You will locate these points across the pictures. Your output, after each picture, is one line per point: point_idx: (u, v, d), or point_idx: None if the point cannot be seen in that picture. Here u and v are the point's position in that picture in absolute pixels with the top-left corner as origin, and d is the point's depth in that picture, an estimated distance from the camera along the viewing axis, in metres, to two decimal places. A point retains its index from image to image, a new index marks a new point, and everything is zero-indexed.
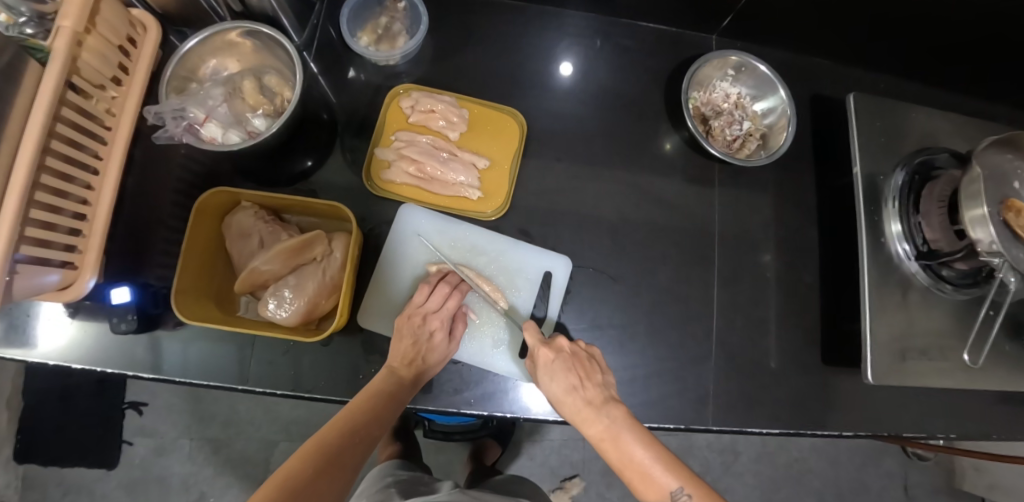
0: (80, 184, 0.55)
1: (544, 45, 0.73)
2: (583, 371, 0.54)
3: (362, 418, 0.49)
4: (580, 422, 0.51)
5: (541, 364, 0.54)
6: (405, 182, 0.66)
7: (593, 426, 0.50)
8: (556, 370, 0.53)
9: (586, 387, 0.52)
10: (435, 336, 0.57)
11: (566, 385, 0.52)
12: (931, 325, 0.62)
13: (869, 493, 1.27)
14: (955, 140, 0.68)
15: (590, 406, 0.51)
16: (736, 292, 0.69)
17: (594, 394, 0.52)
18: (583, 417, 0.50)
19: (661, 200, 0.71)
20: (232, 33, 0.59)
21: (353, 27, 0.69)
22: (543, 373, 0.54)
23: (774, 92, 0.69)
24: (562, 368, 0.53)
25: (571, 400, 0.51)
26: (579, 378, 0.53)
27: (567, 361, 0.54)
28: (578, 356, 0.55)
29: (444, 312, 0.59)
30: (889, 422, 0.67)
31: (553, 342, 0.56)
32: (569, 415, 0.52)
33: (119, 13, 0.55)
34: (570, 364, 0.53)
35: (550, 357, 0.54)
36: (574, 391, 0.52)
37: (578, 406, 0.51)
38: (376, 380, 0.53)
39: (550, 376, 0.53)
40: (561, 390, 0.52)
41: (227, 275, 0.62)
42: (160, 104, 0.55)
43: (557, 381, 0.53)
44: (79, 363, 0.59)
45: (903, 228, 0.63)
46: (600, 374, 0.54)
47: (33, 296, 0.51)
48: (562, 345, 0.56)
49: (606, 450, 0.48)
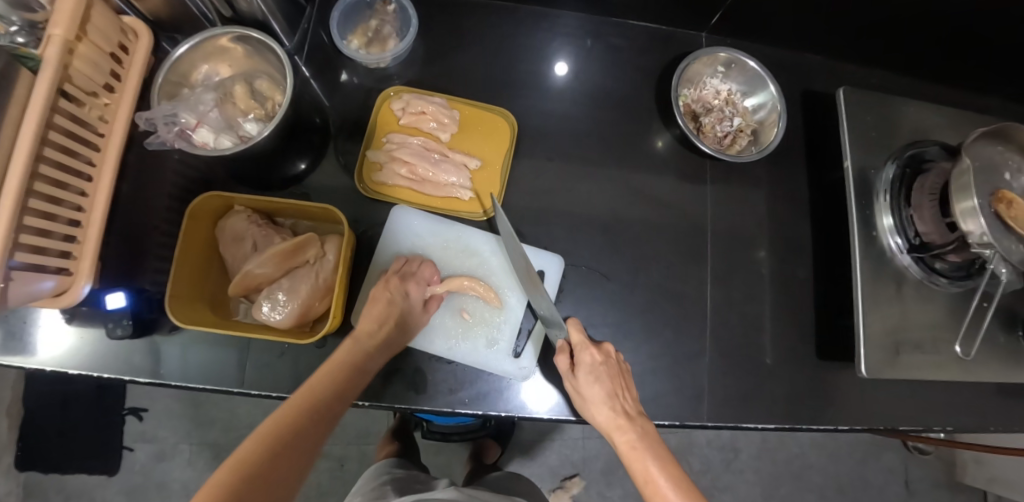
0: (75, 190, 0.55)
1: (534, 46, 0.74)
2: (621, 382, 0.57)
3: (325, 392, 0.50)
4: (611, 428, 0.55)
5: (586, 364, 0.56)
6: (397, 184, 0.67)
7: (623, 435, 0.55)
8: (603, 375, 0.55)
9: (623, 399, 0.56)
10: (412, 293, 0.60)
11: (610, 391, 0.55)
12: (925, 318, 0.62)
13: (871, 488, 1.27)
14: (946, 132, 0.68)
15: (625, 416, 0.55)
16: (730, 288, 0.70)
17: (629, 406, 0.57)
18: (618, 425, 0.55)
19: (653, 198, 0.71)
20: (223, 39, 0.60)
21: (343, 31, 0.69)
22: (587, 373, 0.56)
23: (764, 88, 0.69)
24: (607, 376, 0.56)
25: (611, 408, 0.55)
26: (620, 389, 0.56)
27: (611, 369, 0.57)
28: (619, 368, 0.58)
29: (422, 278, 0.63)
30: (885, 416, 0.67)
31: (600, 346, 0.59)
32: (601, 419, 0.55)
33: (110, 20, 0.55)
34: (613, 374, 0.56)
35: (598, 361, 0.56)
36: (616, 399, 0.55)
37: (613, 414, 0.55)
38: (340, 353, 0.54)
39: (592, 378, 0.55)
40: (602, 396, 0.54)
41: (222, 279, 0.63)
42: (151, 110, 0.56)
43: (600, 385, 0.55)
44: (76, 368, 0.59)
45: (895, 221, 0.64)
46: (633, 390, 0.58)
47: (29, 303, 0.51)
48: (609, 353, 0.58)
49: (631, 458, 0.54)
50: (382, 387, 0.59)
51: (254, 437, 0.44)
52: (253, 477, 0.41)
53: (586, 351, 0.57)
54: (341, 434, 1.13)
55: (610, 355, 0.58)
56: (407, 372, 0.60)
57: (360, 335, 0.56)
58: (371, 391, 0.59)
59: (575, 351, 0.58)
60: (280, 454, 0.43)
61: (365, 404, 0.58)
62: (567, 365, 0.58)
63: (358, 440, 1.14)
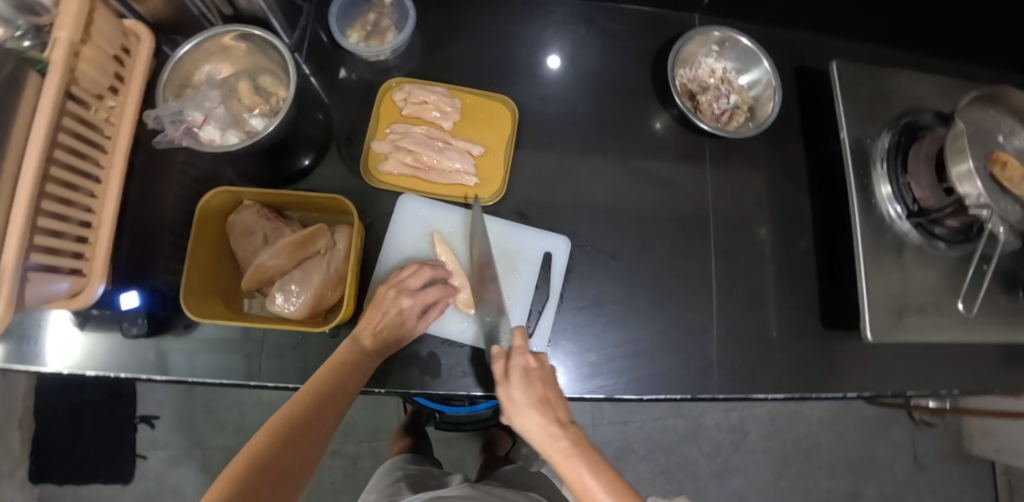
0: (84, 192, 0.56)
1: (530, 34, 0.75)
2: (554, 393, 0.53)
3: (333, 388, 0.51)
4: (541, 437, 0.49)
5: (519, 367, 0.53)
6: (403, 173, 0.67)
7: (558, 444, 0.48)
8: (537, 380, 0.52)
9: (557, 407, 0.51)
10: (406, 314, 0.58)
11: (538, 395, 0.51)
12: (925, 282, 0.63)
13: (879, 462, 1.28)
14: (940, 101, 0.69)
15: (558, 423, 0.49)
16: (734, 263, 0.71)
17: (563, 414, 0.51)
18: (550, 432, 0.49)
19: (654, 178, 0.73)
20: (226, 37, 0.61)
21: (342, 26, 0.70)
22: (519, 376, 0.52)
23: (759, 64, 0.71)
24: (539, 380, 0.53)
25: (544, 414, 0.50)
26: (554, 397, 0.52)
27: (544, 376, 0.54)
28: (553, 378, 0.55)
29: (414, 287, 0.60)
30: (891, 381, 0.68)
31: (539, 356, 0.56)
32: (531, 427, 0.50)
33: (112, 23, 0.56)
34: (547, 381, 0.53)
35: (532, 366, 0.54)
36: (549, 406, 0.51)
37: (545, 421, 0.49)
38: (340, 352, 0.55)
39: (524, 381, 0.52)
40: (532, 398, 0.51)
41: (235, 274, 0.64)
42: (160, 108, 0.57)
43: (528, 388, 0.51)
44: (93, 370, 0.59)
45: (893, 189, 0.65)
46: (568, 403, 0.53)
47: (44, 304, 0.52)
48: (545, 362, 0.56)
49: (565, 469, 0.47)
50: (398, 374, 0.60)
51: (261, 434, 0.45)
52: (256, 469, 0.42)
53: (521, 355, 0.54)
54: (353, 432, 1.13)
55: (546, 366, 0.56)
56: (422, 359, 0.62)
57: (360, 338, 0.56)
58: (387, 378, 0.60)
59: (511, 356, 0.55)
60: (287, 445, 0.44)
61: (380, 390, 0.60)
62: (501, 371, 0.54)
63: (370, 436, 1.14)
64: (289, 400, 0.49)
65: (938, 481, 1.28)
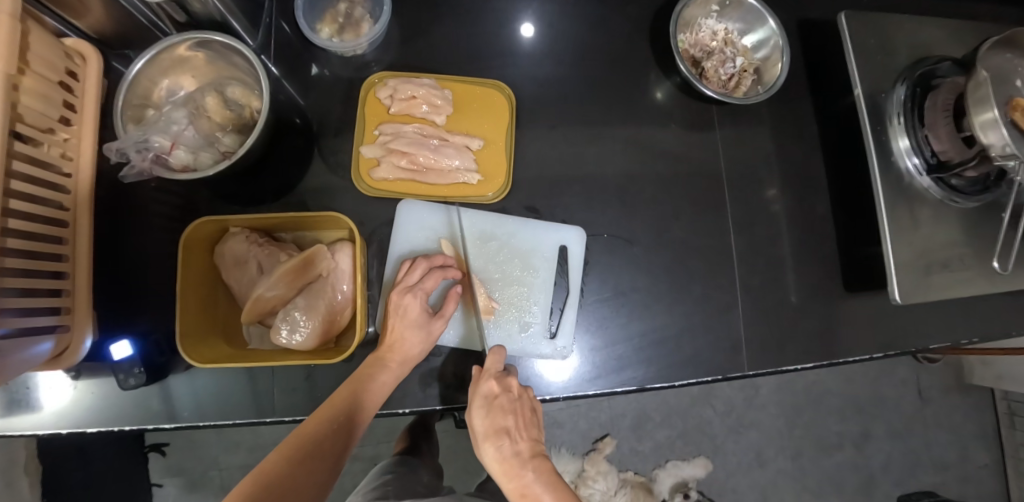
0: (51, 239, 0.51)
1: (516, 10, 0.69)
2: (517, 420, 0.53)
3: (352, 402, 0.49)
4: (500, 473, 0.53)
5: (482, 395, 0.53)
6: (398, 177, 0.62)
7: (515, 481, 0.52)
8: (498, 410, 0.53)
9: (518, 440, 0.54)
10: (424, 318, 0.55)
11: (494, 428, 0.52)
12: (949, 236, 0.62)
13: (886, 402, 1.32)
14: (952, 45, 0.66)
15: (514, 459, 0.53)
16: (752, 234, 0.68)
17: (524, 447, 0.53)
18: (506, 470, 0.52)
19: (663, 153, 0.69)
20: (181, 47, 0.54)
21: (311, 20, 0.64)
22: (479, 404, 0.53)
23: (763, 23, 0.66)
24: (500, 410, 0.53)
25: (500, 450, 0.53)
26: (515, 426, 0.53)
27: (510, 402, 0.54)
28: (519, 402, 0.54)
29: (426, 289, 0.57)
30: (914, 337, 0.68)
31: (506, 379, 0.55)
32: (488, 459, 0.53)
33: (51, 45, 0.49)
34: (512, 409, 0.53)
35: (495, 393, 0.53)
36: (505, 439, 0.53)
37: (501, 456, 0.53)
38: (361, 366, 0.53)
39: (485, 411, 0.53)
40: (488, 431, 0.52)
41: (231, 307, 0.60)
42: (122, 138, 0.51)
43: (486, 419, 0.52)
44: (94, 426, 0.54)
45: (911, 142, 0.62)
46: (533, 429, 0.55)
47: (29, 368, 0.48)
48: (511, 386, 0.55)
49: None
50: (422, 393, 0.58)
51: (277, 453, 0.43)
52: (271, 483, 0.40)
53: (486, 382, 0.54)
54: (369, 435, 1.10)
55: (514, 389, 0.55)
56: (444, 372, 0.59)
57: (376, 355, 0.54)
58: (411, 399, 0.57)
59: (478, 380, 0.55)
60: (302, 461, 0.43)
61: (404, 411, 0.57)
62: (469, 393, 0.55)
63: (386, 437, 1.12)
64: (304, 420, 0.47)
65: (942, 413, 1.32)
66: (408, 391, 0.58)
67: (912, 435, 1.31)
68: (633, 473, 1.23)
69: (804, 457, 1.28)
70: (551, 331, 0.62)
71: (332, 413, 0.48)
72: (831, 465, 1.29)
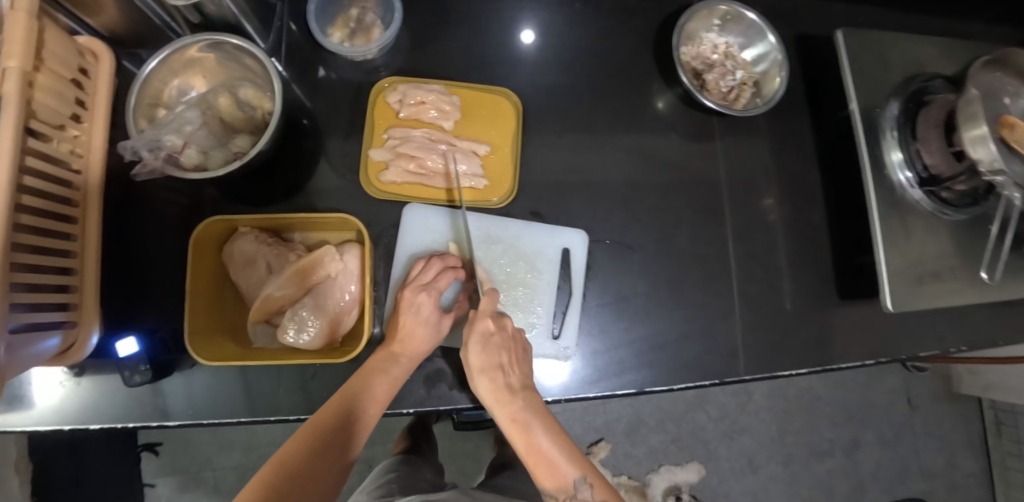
0: (60, 235, 0.51)
1: (523, 19, 0.70)
2: (510, 357, 0.57)
3: (366, 391, 0.50)
4: (493, 401, 0.56)
5: (479, 332, 0.57)
6: (406, 181, 0.63)
7: (506, 407, 0.56)
8: (494, 346, 0.56)
9: (510, 373, 0.57)
10: (434, 315, 0.56)
11: (491, 362, 0.55)
12: (940, 247, 0.64)
13: (877, 409, 1.34)
14: (945, 63, 0.69)
15: (506, 389, 0.56)
16: (749, 242, 0.70)
17: (515, 380, 0.57)
18: (500, 398, 0.56)
19: (664, 162, 0.70)
20: (192, 49, 0.55)
21: (323, 26, 0.65)
22: (477, 341, 0.56)
23: (764, 38, 0.68)
24: (497, 347, 0.57)
25: (494, 382, 0.55)
26: (509, 362, 0.57)
27: (505, 341, 0.57)
28: (512, 341, 0.59)
29: (439, 287, 0.58)
30: (905, 345, 0.70)
31: (501, 319, 0.59)
32: (483, 392, 0.55)
33: (65, 43, 0.50)
34: (506, 347, 0.57)
35: (491, 330, 0.57)
36: (499, 373, 0.56)
37: (495, 388, 0.56)
38: (376, 356, 0.53)
39: (481, 346, 0.56)
40: (484, 365, 0.55)
41: (238, 305, 0.60)
42: (134, 137, 0.51)
43: (485, 355, 0.55)
44: (98, 422, 0.54)
45: (903, 155, 0.65)
46: (524, 366, 0.59)
47: (36, 364, 0.48)
48: (506, 325, 0.59)
49: (512, 429, 0.57)
50: (427, 393, 0.59)
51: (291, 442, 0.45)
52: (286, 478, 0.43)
53: (483, 320, 0.58)
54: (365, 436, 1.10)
55: (507, 330, 0.59)
56: (448, 373, 0.60)
57: (393, 348, 0.54)
58: (414, 399, 0.58)
59: (473, 320, 0.58)
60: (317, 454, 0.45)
61: (407, 411, 0.57)
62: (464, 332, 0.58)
63: (382, 439, 1.12)
64: (321, 406, 0.49)
65: (930, 420, 1.35)
66: (413, 390, 0.58)
67: (901, 442, 1.33)
68: (627, 477, 1.24)
69: (796, 463, 1.30)
70: (553, 332, 0.63)
71: (346, 403, 0.49)
72: (822, 471, 1.31)
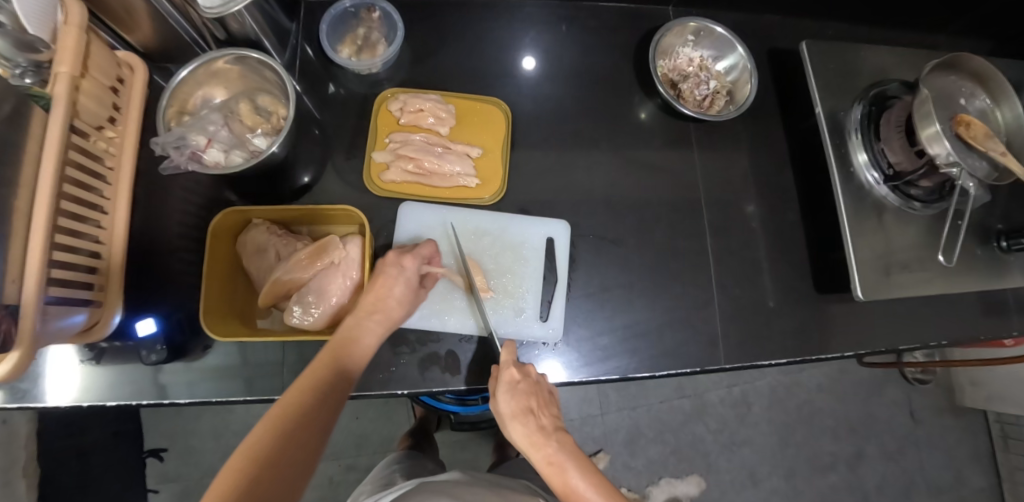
0: (93, 223, 0.57)
1: (514, 37, 0.77)
2: (540, 400, 0.57)
3: (342, 362, 0.52)
4: (528, 446, 0.54)
5: (506, 382, 0.56)
6: (404, 179, 0.69)
7: (541, 451, 0.53)
8: (522, 393, 0.56)
9: (541, 416, 0.55)
10: (409, 270, 0.60)
11: (521, 407, 0.55)
12: (907, 240, 0.68)
13: (879, 422, 1.33)
14: (906, 71, 0.74)
15: (541, 432, 0.54)
16: (728, 238, 0.74)
17: (546, 422, 0.55)
18: (534, 442, 0.53)
19: (645, 165, 0.76)
20: (220, 61, 0.62)
21: (333, 43, 0.72)
22: (505, 389, 0.56)
23: (733, 50, 0.74)
24: (524, 392, 0.56)
25: (526, 425, 0.54)
26: (538, 405, 0.56)
27: (530, 386, 0.57)
28: (538, 386, 0.58)
29: (421, 252, 0.63)
30: (883, 338, 0.72)
31: (524, 367, 0.59)
32: (517, 437, 0.54)
33: (107, 55, 0.57)
34: (533, 391, 0.57)
35: (517, 378, 0.57)
36: (530, 417, 0.55)
37: (528, 431, 0.54)
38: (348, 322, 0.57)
39: (509, 393, 0.56)
40: (516, 411, 0.54)
41: (249, 294, 0.65)
42: (163, 136, 0.58)
43: (515, 400, 0.55)
44: (114, 400, 0.59)
45: (868, 156, 0.69)
46: (552, 408, 0.58)
47: (64, 338, 0.52)
48: (530, 372, 0.59)
49: (549, 474, 0.52)
50: (421, 375, 0.62)
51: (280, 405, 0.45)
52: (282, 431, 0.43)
53: (507, 369, 0.57)
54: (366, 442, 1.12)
55: (531, 376, 0.59)
56: (442, 357, 0.64)
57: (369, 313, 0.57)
58: (410, 381, 0.62)
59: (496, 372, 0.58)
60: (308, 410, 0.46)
61: (403, 392, 0.61)
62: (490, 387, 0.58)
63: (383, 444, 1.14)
64: (303, 371, 0.50)
65: (935, 433, 1.34)
66: (408, 373, 0.62)
67: (905, 456, 1.32)
68: (627, 490, 1.23)
69: (797, 477, 1.29)
70: (541, 317, 0.67)
71: (330, 367, 0.51)
72: (825, 485, 1.29)
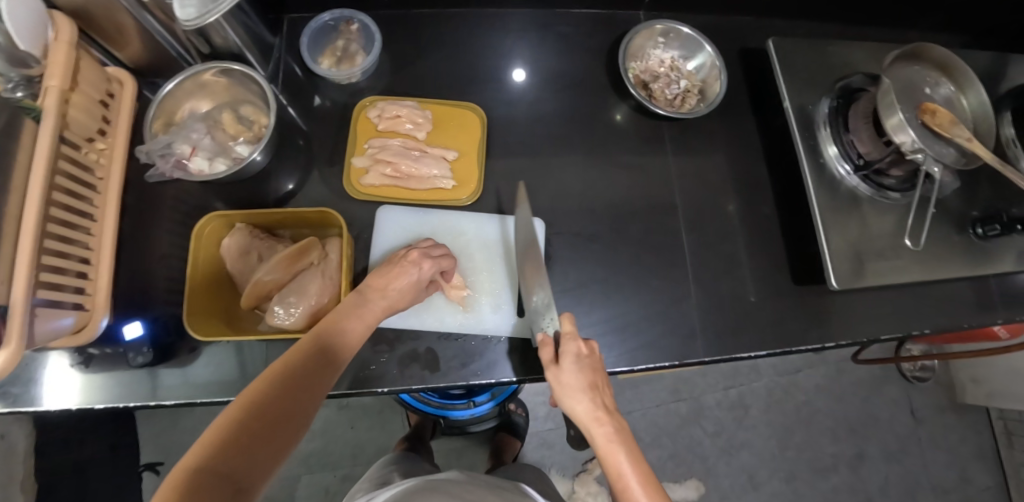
0: (82, 230, 0.59)
1: (490, 44, 0.80)
2: (601, 379, 0.56)
3: (333, 338, 0.52)
4: (588, 420, 0.52)
5: (573, 354, 0.55)
6: (383, 183, 0.71)
7: (602, 427, 0.51)
8: (588, 367, 0.55)
9: (603, 393, 0.54)
10: (422, 267, 0.61)
11: (590, 382, 0.53)
12: (881, 229, 0.68)
13: (880, 422, 1.31)
14: (873, 64, 0.76)
15: (605, 410, 0.52)
16: (705, 233, 0.75)
17: (608, 401, 0.54)
18: (598, 417, 0.51)
19: (621, 164, 0.77)
20: (206, 74, 0.65)
21: (314, 55, 0.75)
22: (571, 361, 0.55)
23: (702, 50, 0.77)
24: (590, 368, 0.55)
25: (590, 400, 0.53)
26: (602, 384, 0.55)
27: (593, 363, 0.56)
28: (602, 364, 0.57)
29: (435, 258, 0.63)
30: (864, 328, 0.72)
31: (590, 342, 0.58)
32: (578, 410, 0.52)
33: (97, 71, 0.60)
34: (597, 369, 0.56)
35: (583, 352, 0.56)
36: (597, 392, 0.53)
37: (593, 406, 0.52)
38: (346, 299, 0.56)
39: (576, 366, 0.54)
40: (585, 385, 0.53)
41: (233, 296, 0.67)
42: (148, 143, 0.62)
43: (578, 375, 0.54)
44: (102, 403, 0.61)
45: (838, 148, 0.70)
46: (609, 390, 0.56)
47: (54, 340, 0.54)
48: (594, 349, 0.57)
49: (606, 452, 0.50)
50: (400, 372, 0.63)
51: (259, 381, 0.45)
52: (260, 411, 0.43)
53: (573, 341, 0.56)
54: None
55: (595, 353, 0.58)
56: (422, 355, 0.65)
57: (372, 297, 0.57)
58: (391, 378, 0.63)
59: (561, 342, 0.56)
60: (289, 387, 0.45)
61: (383, 390, 0.62)
62: (550, 355, 0.56)
63: None
64: (289, 346, 0.49)
65: (938, 432, 1.31)
66: (389, 371, 0.63)
67: (908, 456, 1.29)
68: None
69: (799, 480, 1.27)
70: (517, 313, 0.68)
71: (317, 343, 0.50)
72: (828, 488, 1.27)
